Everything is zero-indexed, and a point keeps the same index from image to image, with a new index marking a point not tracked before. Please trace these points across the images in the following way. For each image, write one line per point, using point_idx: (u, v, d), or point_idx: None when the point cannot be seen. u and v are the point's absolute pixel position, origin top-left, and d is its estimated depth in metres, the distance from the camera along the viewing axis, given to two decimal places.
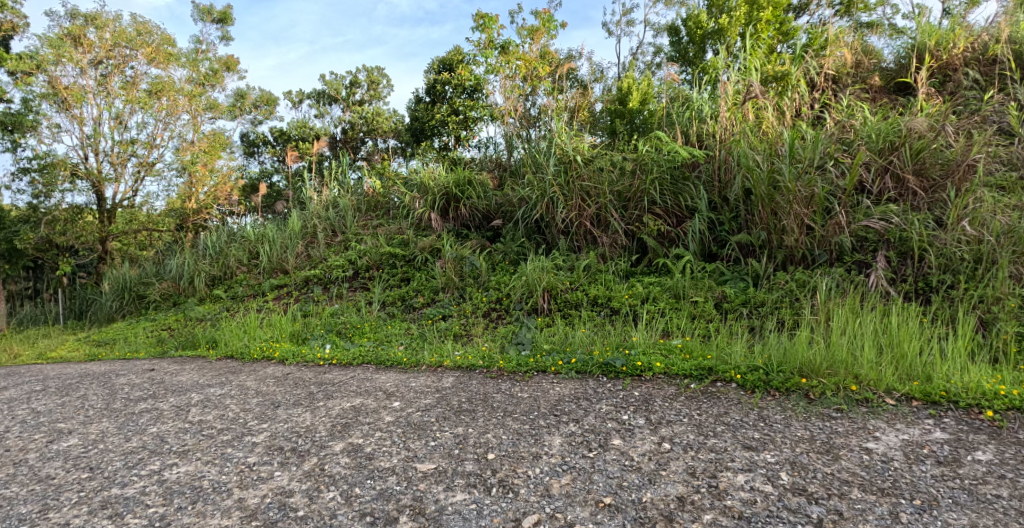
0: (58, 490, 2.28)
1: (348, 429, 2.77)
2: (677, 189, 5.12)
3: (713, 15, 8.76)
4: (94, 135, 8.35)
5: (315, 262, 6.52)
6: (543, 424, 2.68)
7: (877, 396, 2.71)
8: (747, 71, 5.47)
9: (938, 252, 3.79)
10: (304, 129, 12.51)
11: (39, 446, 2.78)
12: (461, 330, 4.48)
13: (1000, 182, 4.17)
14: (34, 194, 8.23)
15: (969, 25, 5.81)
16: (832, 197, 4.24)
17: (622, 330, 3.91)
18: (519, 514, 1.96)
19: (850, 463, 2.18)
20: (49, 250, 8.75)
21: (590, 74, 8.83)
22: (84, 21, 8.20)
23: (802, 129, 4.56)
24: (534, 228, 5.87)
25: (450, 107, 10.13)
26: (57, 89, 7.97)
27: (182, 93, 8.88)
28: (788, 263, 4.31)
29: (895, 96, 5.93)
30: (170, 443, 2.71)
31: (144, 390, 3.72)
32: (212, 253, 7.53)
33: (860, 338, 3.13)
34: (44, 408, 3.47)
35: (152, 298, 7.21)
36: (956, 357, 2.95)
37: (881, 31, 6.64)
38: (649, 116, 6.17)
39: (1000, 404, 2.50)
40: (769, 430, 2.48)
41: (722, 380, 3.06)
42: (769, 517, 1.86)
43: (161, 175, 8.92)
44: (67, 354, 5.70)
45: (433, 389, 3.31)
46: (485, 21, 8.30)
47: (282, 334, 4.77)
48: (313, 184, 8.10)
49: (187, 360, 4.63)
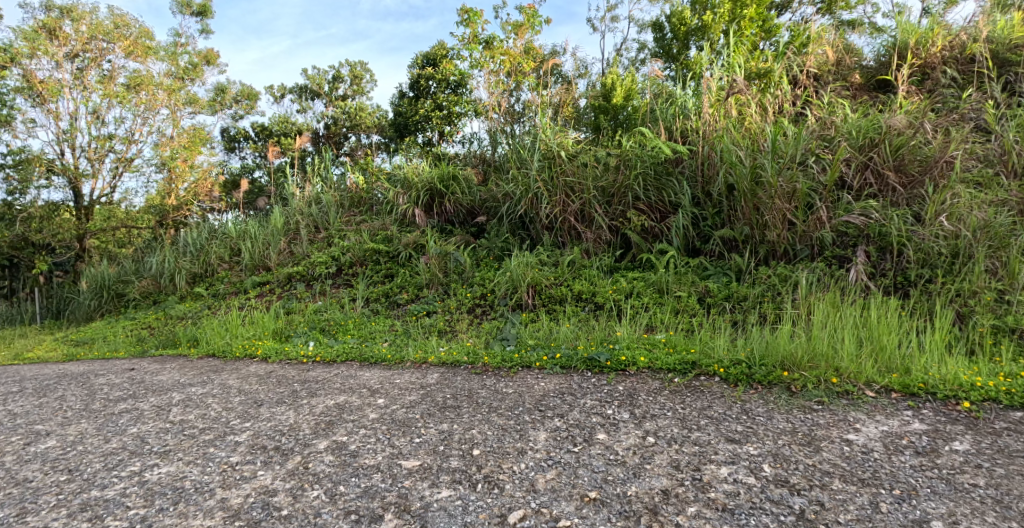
0: (36, 493, 2.22)
1: (332, 426, 2.74)
2: (660, 184, 5.11)
3: (697, 12, 8.79)
4: (70, 131, 8.17)
5: (298, 259, 6.43)
6: (528, 419, 2.68)
7: (857, 388, 2.75)
8: (730, 67, 5.52)
9: (916, 246, 3.86)
10: (286, 124, 12.40)
11: (16, 448, 2.72)
12: (445, 327, 4.46)
13: (976, 178, 4.24)
14: (9, 190, 8.04)
15: (947, 25, 5.91)
16: (814, 193, 4.29)
17: (606, 325, 3.91)
18: (504, 509, 1.95)
19: (831, 455, 2.21)
20: (24, 248, 8.51)
21: (574, 70, 8.86)
22: (60, 13, 8.03)
23: (784, 125, 4.62)
24: (518, 223, 5.83)
25: (434, 102, 10.10)
26: (32, 83, 7.80)
27: (161, 87, 8.71)
28: (769, 258, 4.36)
29: (875, 94, 6.01)
30: (151, 443, 2.65)
31: (124, 390, 3.65)
32: (192, 249, 7.42)
33: (840, 332, 3.17)
34: (21, 410, 3.40)
35: (132, 297, 7.06)
36: (934, 350, 3.02)
37: (862, 29, 6.73)
38: (634, 111, 6.25)
39: (976, 396, 2.56)
40: (751, 423, 2.51)
41: (705, 374, 3.09)
42: (752, 509, 1.88)
43: (140, 171, 8.74)
44: (44, 354, 5.58)
45: (418, 386, 3.29)
46: (469, 15, 8.24)
47: (265, 332, 4.71)
48: (295, 180, 7.99)
49: (168, 359, 4.56)
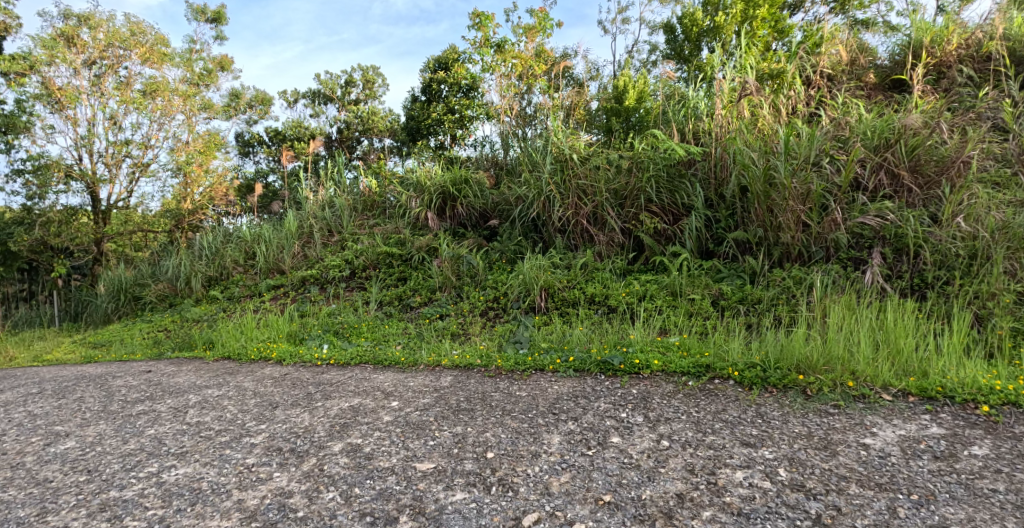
0: (56, 493, 2.26)
1: (347, 429, 2.76)
2: (673, 186, 5.10)
3: (709, 13, 8.73)
4: (88, 136, 8.30)
5: (312, 262, 6.49)
6: (542, 422, 2.68)
7: (874, 391, 2.72)
8: (742, 68, 5.51)
9: (933, 248, 3.81)
10: (299, 128, 12.54)
11: (36, 449, 2.77)
12: (459, 329, 4.48)
13: (994, 178, 4.19)
14: (29, 196, 8.18)
15: (963, 22, 5.84)
16: (828, 194, 4.24)
17: (619, 328, 3.90)
18: (519, 512, 1.96)
19: (847, 458, 2.19)
20: (43, 252, 8.64)
21: (586, 72, 8.90)
22: (77, 21, 8.18)
23: (797, 126, 4.60)
24: (531, 226, 5.83)
25: (446, 106, 10.18)
26: (51, 90, 7.94)
27: (176, 93, 8.83)
28: (784, 260, 4.31)
29: (890, 93, 5.94)
30: (168, 445, 2.69)
31: (141, 392, 3.70)
32: (208, 253, 7.51)
33: (856, 334, 3.14)
34: (41, 411, 3.46)
35: (149, 300, 7.16)
36: (952, 353, 2.98)
37: (876, 28, 6.66)
38: (646, 114, 6.14)
39: (996, 399, 2.52)
40: (766, 426, 2.49)
41: (719, 377, 3.07)
42: (768, 513, 1.87)
43: (156, 175, 8.84)
44: (63, 356, 5.68)
45: (431, 388, 3.31)
46: (480, 19, 8.27)
47: (279, 334, 4.75)
48: (309, 184, 8.09)
49: (184, 362, 4.61)
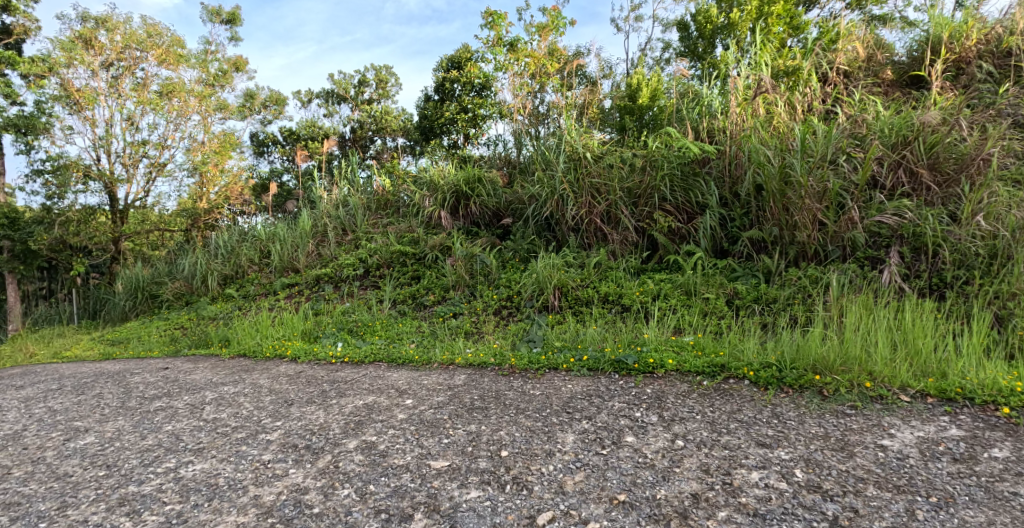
0: (77, 488, 2.31)
1: (362, 426, 2.78)
2: (687, 185, 5.07)
3: (723, 10, 8.65)
4: (106, 137, 8.44)
5: (326, 261, 6.55)
6: (556, 421, 2.68)
7: (892, 392, 2.69)
8: (757, 66, 5.48)
9: (952, 247, 3.75)
10: (313, 128, 12.65)
11: (57, 444, 2.83)
12: (472, 328, 4.49)
13: (1016, 176, 4.10)
14: (48, 195, 8.33)
15: (983, 17, 5.73)
16: (845, 192, 4.19)
17: (633, 327, 3.88)
18: (533, 511, 1.96)
19: (865, 460, 2.17)
20: (63, 251, 8.79)
21: (599, 70, 8.88)
22: (95, 24, 8.32)
23: (813, 124, 4.55)
24: (544, 225, 5.83)
25: (459, 105, 10.19)
26: (70, 92, 8.08)
27: (192, 93, 8.94)
28: (800, 259, 4.27)
29: (908, 90, 5.85)
30: (186, 441, 2.73)
31: (158, 389, 3.76)
32: (223, 252, 7.60)
33: (873, 334, 3.10)
34: (61, 407, 3.54)
35: (165, 298, 7.27)
36: (971, 354, 2.93)
37: (894, 24, 6.56)
38: (660, 112, 6.11)
39: (1017, 401, 2.48)
40: (782, 426, 2.48)
41: (734, 376, 3.05)
42: (784, 515, 1.86)
43: (172, 175, 8.96)
44: (82, 353, 5.79)
45: (445, 387, 3.32)
46: (493, 18, 8.28)
47: (294, 332, 4.80)
48: (323, 183, 8.15)
49: (200, 359, 4.68)
